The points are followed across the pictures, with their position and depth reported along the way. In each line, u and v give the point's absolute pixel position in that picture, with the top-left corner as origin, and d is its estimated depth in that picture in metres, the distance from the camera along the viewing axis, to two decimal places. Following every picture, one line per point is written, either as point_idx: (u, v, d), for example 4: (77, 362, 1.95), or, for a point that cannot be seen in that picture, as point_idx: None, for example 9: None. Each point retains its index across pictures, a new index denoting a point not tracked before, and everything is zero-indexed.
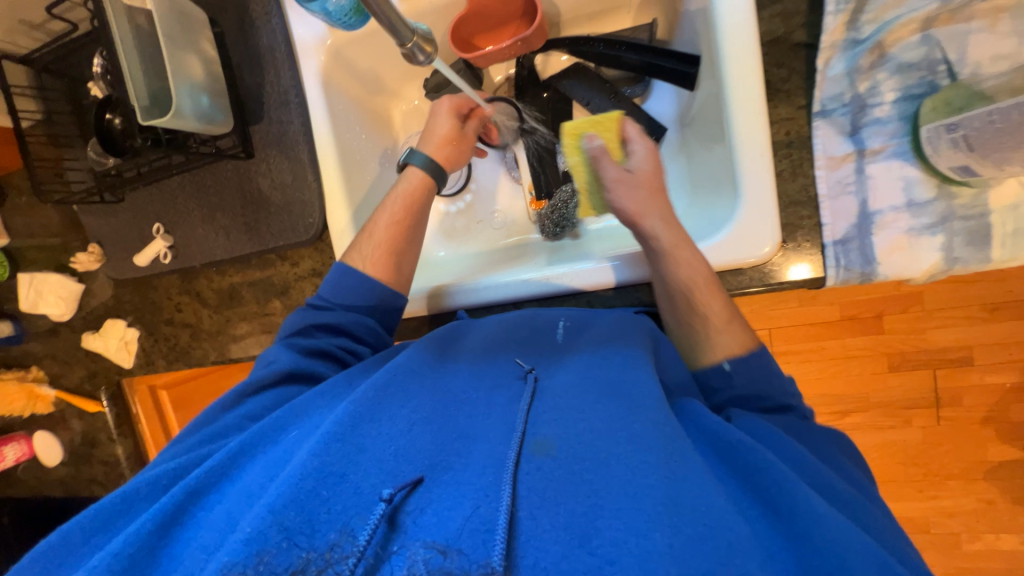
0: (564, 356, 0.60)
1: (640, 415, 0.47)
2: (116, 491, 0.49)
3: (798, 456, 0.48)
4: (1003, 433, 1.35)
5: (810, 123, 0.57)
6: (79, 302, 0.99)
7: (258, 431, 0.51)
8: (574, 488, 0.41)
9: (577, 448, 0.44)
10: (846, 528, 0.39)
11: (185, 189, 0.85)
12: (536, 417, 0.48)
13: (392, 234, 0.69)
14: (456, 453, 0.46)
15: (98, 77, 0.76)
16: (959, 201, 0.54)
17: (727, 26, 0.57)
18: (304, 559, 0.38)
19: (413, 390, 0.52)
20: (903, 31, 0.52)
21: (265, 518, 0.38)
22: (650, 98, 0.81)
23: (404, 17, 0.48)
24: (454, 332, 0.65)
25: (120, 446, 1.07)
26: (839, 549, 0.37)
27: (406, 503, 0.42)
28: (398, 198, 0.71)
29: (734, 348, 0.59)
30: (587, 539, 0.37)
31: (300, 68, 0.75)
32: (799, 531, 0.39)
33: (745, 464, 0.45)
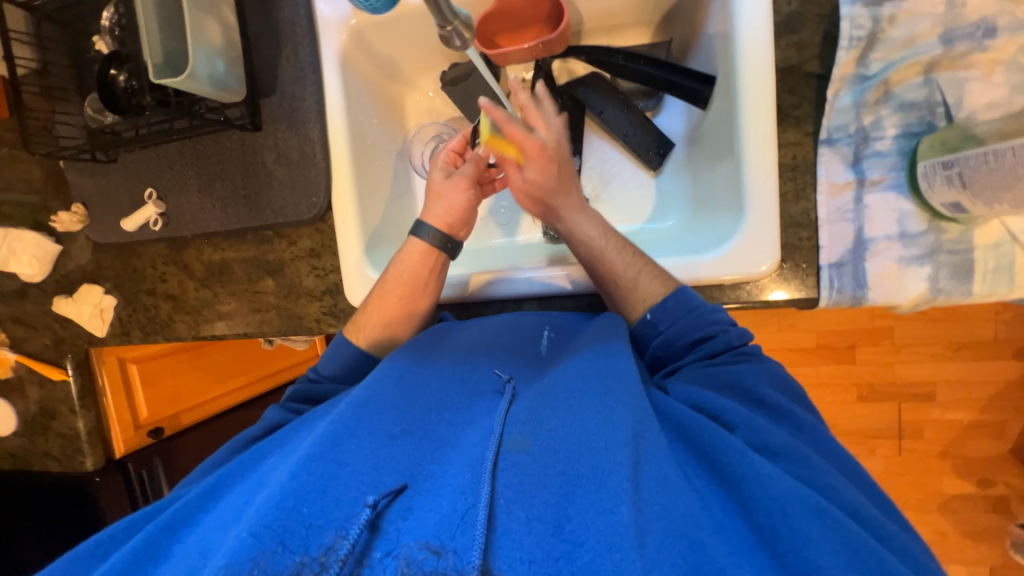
0: (544, 367, 0.63)
1: (604, 406, 0.49)
2: (120, 524, 0.54)
3: (746, 419, 0.52)
4: (958, 468, 1.41)
5: (816, 150, 0.60)
6: (54, 264, 0.94)
7: (234, 470, 0.55)
8: (549, 481, 0.43)
9: (549, 443, 0.46)
10: (783, 483, 0.44)
11: (184, 155, 0.82)
12: (512, 419, 0.51)
13: (390, 310, 0.72)
14: (435, 460, 0.48)
15: (105, 32, 0.75)
16: (947, 236, 0.57)
17: (746, 49, 0.59)
18: (299, 563, 0.39)
19: (395, 400, 0.55)
20: (908, 72, 0.55)
21: (254, 530, 0.40)
22: (661, 113, 0.84)
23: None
24: (433, 337, 0.69)
25: (81, 419, 0.99)
26: (778, 504, 0.42)
27: (389, 510, 0.43)
28: (400, 275, 0.72)
29: (655, 296, 0.64)
30: (560, 526, 0.40)
31: (319, 46, 0.75)
32: (744, 502, 0.44)
33: (696, 440, 0.50)
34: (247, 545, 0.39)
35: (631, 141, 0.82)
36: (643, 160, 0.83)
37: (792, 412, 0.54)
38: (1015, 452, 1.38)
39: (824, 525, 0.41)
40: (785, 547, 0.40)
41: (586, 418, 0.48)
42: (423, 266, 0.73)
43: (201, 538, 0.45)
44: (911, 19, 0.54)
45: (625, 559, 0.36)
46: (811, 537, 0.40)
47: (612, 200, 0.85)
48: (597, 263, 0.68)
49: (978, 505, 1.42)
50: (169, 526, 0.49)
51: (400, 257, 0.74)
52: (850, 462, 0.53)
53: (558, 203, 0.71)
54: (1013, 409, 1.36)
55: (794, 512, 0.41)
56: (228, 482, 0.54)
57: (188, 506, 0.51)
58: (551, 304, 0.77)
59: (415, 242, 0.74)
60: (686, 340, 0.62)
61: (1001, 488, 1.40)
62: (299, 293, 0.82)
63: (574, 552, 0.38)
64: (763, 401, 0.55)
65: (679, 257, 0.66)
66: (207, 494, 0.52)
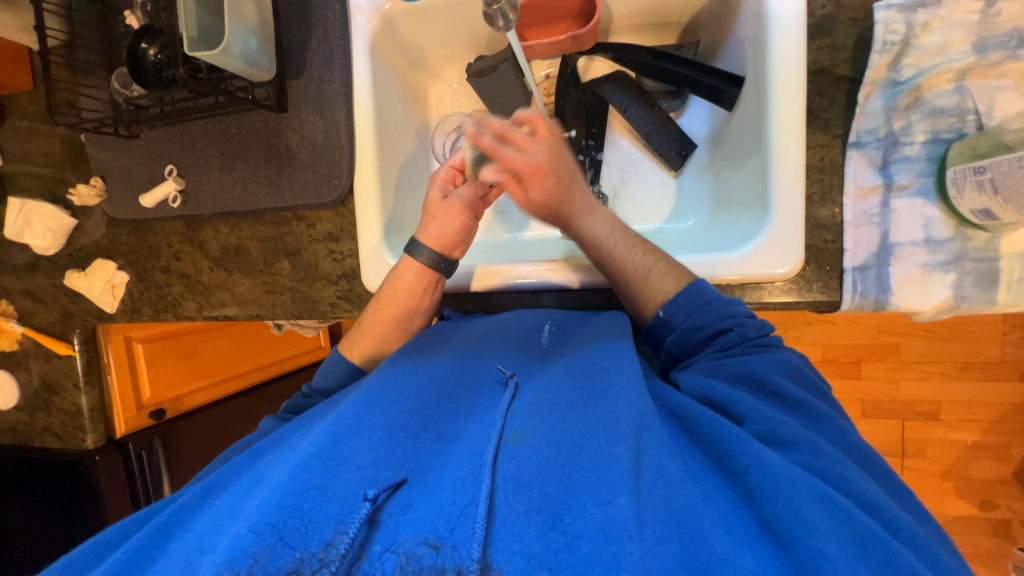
0: (546, 360, 0.62)
1: (603, 404, 0.50)
2: (105, 531, 0.51)
3: (757, 411, 0.51)
4: (960, 489, 1.40)
5: (844, 153, 0.60)
6: (68, 238, 0.93)
7: (233, 469, 0.53)
8: (549, 474, 0.42)
9: (549, 436, 0.46)
10: (790, 473, 0.43)
11: (207, 134, 0.82)
12: (513, 413, 0.50)
13: (385, 328, 0.72)
14: (435, 453, 0.47)
15: (138, 6, 0.75)
16: (973, 243, 0.57)
17: (779, 50, 0.60)
18: (298, 559, 0.36)
19: (394, 393, 0.54)
20: (940, 79, 0.56)
21: (253, 527, 0.37)
22: (685, 113, 0.84)
23: None
24: (432, 336, 0.69)
25: (84, 396, 0.99)
26: (785, 496, 0.41)
27: (388, 504, 0.41)
28: (395, 295, 0.72)
29: (667, 293, 0.63)
30: (559, 518, 0.39)
31: (350, 30, 0.75)
32: (750, 493, 0.43)
33: (703, 432, 0.49)
34: (244, 541, 0.37)
35: (652, 140, 0.82)
36: (664, 160, 0.83)
37: (810, 404, 0.52)
38: (1017, 475, 1.37)
39: (831, 515, 0.40)
40: (790, 536, 0.39)
41: (587, 411, 0.49)
42: (418, 285, 0.72)
43: (197, 535, 0.42)
44: (946, 26, 0.55)
45: (622, 550, 0.36)
46: (817, 527, 0.39)
47: (631, 199, 0.85)
48: (608, 266, 0.67)
49: (979, 527, 1.40)
50: (167, 527, 0.46)
51: (397, 277, 0.72)
52: (871, 455, 0.52)
53: (568, 211, 0.68)
54: (1016, 432, 1.35)
55: (801, 503, 0.40)
56: (226, 481, 0.51)
57: (186, 505, 0.48)
58: (568, 299, 0.77)
59: (410, 263, 0.72)
60: (702, 336, 0.61)
61: (1002, 511, 1.39)
62: (315, 276, 0.82)
63: (573, 544, 0.37)
64: (776, 391, 0.53)
65: (704, 255, 0.66)
66: (205, 494, 0.50)
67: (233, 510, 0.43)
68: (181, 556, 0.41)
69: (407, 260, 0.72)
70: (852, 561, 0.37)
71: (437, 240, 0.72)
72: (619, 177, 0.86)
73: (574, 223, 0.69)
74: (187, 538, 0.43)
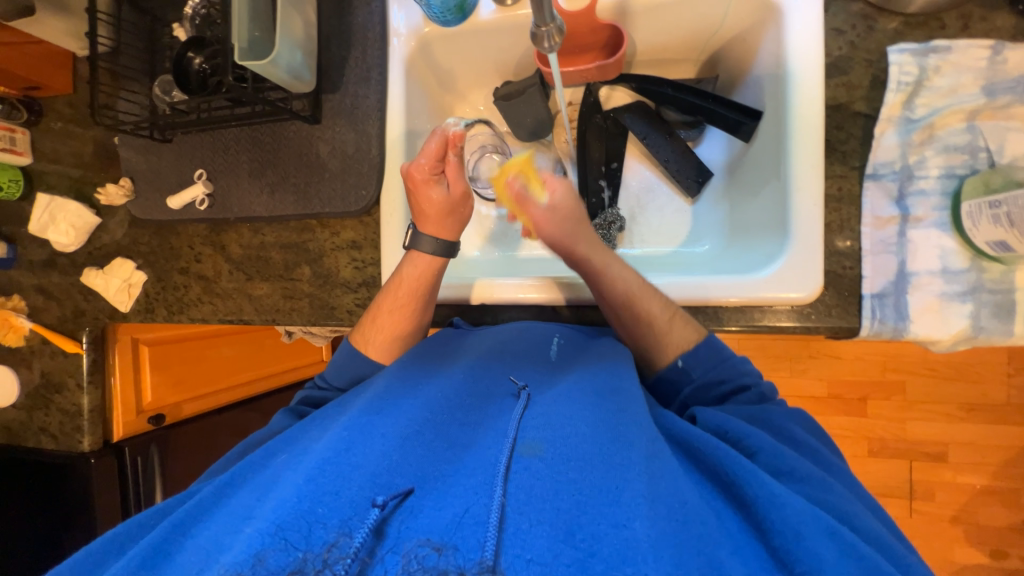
0: (556, 373, 0.61)
1: (619, 422, 0.49)
2: (109, 533, 0.49)
3: (767, 446, 0.50)
4: (971, 535, 1.36)
5: (862, 183, 0.62)
6: (90, 236, 0.94)
7: (248, 466, 0.51)
8: (562, 489, 0.41)
9: (562, 450, 0.45)
10: (796, 505, 0.42)
11: (240, 141, 0.84)
12: (526, 424, 0.49)
13: (397, 321, 0.71)
14: (448, 461, 0.46)
15: (188, 19, 0.79)
16: (989, 275, 0.58)
17: (801, 88, 0.63)
18: (302, 559, 0.35)
19: (408, 402, 0.53)
20: (951, 118, 0.60)
21: (267, 531, 0.37)
22: (702, 143, 0.87)
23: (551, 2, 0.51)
24: (445, 347, 0.69)
25: (86, 396, 0.97)
26: (793, 527, 0.40)
27: (396, 513, 0.40)
28: (402, 283, 0.72)
29: (688, 340, 0.63)
30: (572, 532, 0.38)
31: (388, 51, 0.79)
32: (760, 526, 0.42)
33: (705, 460, 0.49)
34: (256, 539, 0.37)
35: (671, 167, 0.85)
36: (681, 187, 0.86)
37: (817, 450, 0.54)
38: None
39: (838, 547, 0.40)
40: (801, 568, 0.38)
41: (602, 430, 0.47)
42: (428, 273, 0.72)
43: (210, 534, 0.41)
44: (956, 70, 0.59)
45: (637, 571, 0.34)
46: (825, 559, 0.38)
47: (647, 222, 0.87)
48: (629, 307, 0.64)
49: None
50: (185, 523, 0.45)
51: (407, 270, 0.72)
52: (874, 500, 0.52)
53: (582, 248, 0.66)
54: None
55: (815, 541, 0.39)
56: (242, 478, 0.50)
57: (197, 505, 0.46)
58: (588, 317, 0.77)
59: (421, 255, 0.72)
60: (720, 391, 0.61)
61: (1014, 561, 1.35)
62: (335, 283, 0.83)
63: (586, 560, 0.36)
64: (788, 435, 0.55)
65: (725, 276, 0.66)
66: (219, 493, 0.48)
67: (246, 512, 0.42)
68: (191, 558, 0.39)
69: (415, 253, 0.72)
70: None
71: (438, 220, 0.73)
72: (637, 202, 0.89)
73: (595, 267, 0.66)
74: (197, 538, 0.42)
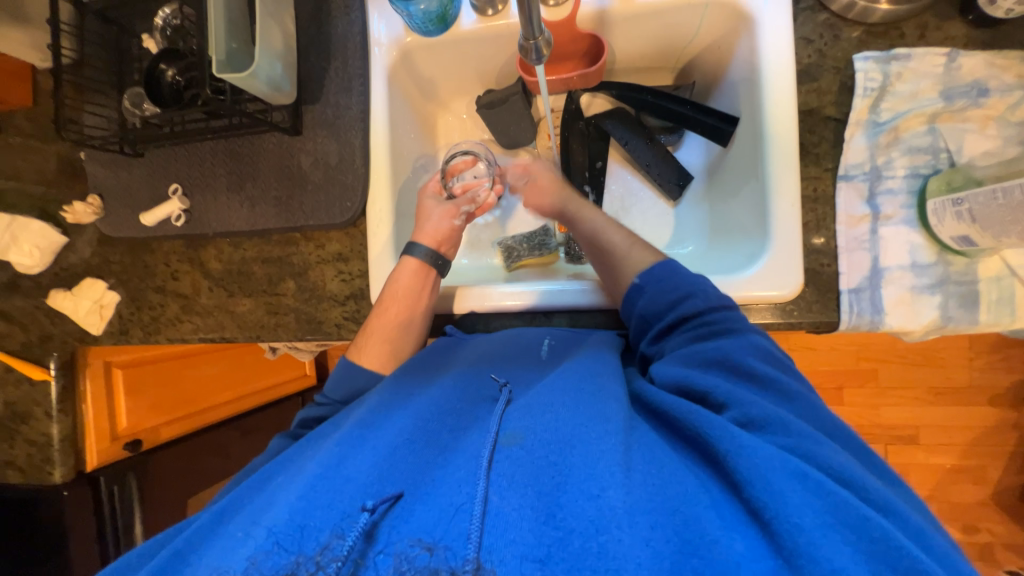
0: (546, 372, 0.61)
1: (592, 401, 0.50)
2: (113, 563, 0.48)
3: (737, 396, 0.50)
4: (944, 513, 1.43)
5: (835, 184, 0.65)
6: (56, 256, 0.90)
7: (248, 487, 0.50)
8: (541, 473, 0.42)
9: (540, 435, 0.45)
10: (766, 452, 0.41)
11: (217, 154, 0.82)
12: (506, 416, 0.49)
13: (386, 326, 0.71)
14: (438, 461, 0.46)
15: (159, 30, 0.77)
16: (955, 268, 0.62)
17: (774, 96, 0.66)
18: (295, 562, 0.36)
19: (397, 413, 0.53)
20: (914, 121, 0.63)
21: (264, 543, 0.38)
22: (682, 148, 0.90)
23: (541, 17, 0.51)
24: (437, 354, 0.68)
25: (56, 425, 0.92)
26: (763, 476, 0.40)
27: (386, 517, 0.40)
28: (394, 296, 0.72)
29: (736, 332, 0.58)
30: (552, 513, 0.38)
31: (369, 61, 0.79)
32: (732, 481, 0.42)
33: (681, 427, 0.49)
34: (253, 548, 0.38)
35: (653, 171, 0.87)
36: (664, 190, 0.88)
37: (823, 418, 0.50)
38: (997, 498, 1.41)
39: (809, 491, 0.39)
40: (770, 514, 0.37)
41: (580, 411, 0.48)
42: (415, 283, 0.74)
43: (209, 557, 0.40)
44: (917, 76, 0.63)
45: (609, 539, 0.36)
46: (792, 502, 0.38)
47: (632, 226, 0.89)
48: (680, 300, 0.62)
49: (965, 552, 1.43)
50: (186, 548, 0.43)
51: (394, 276, 0.74)
52: (842, 429, 0.50)
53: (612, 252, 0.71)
54: (990, 454, 1.41)
55: (781, 483, 0.39)
56: (238, 500, 0.48)
57: (195, 532, 0.45)
58: (581, 320, 0.76)
59: (407, 261, 0.75)
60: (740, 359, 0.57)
61: (984, 534, 1.42)
62: (321, 296, 0.81)
63: (564, 539, 0.36)
64: (750, 373, 0.53)
65: (712, 276, 0.68)
66: (218, 517, 0.46)
67: (245, 529, 0.41)
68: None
69: (404, 259, 0.75)
70: (835, 542, 0.35)
71: (432, 241, 0.77)
72: (621, 205, 0.90)
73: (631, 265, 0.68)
74: (197, 563, 0.41)
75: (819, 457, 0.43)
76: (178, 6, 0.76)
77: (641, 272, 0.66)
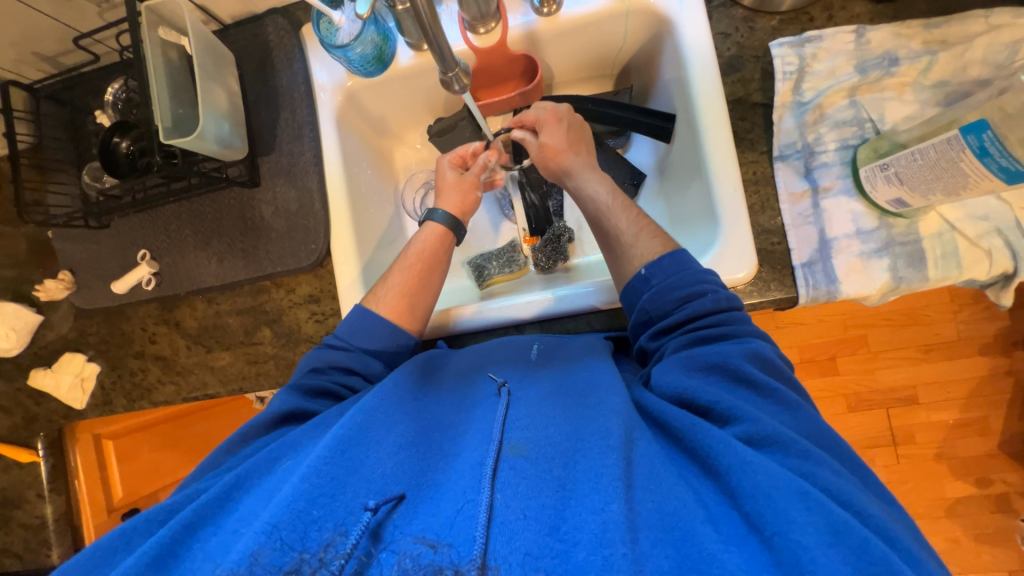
0: (535, 369, 0.62)
1: (596, 413, 0.50)
2: (117, 528, 0.47)
3: (742, 408, 0.49)
4: (954, 470, 1.43)
5: (772, 166, 0.68)
6: (33, 336, 0.90)
7: (254, 468, 0.49)
8: (546, 485, 0.42)
9: (546, 448, 0.45)
10: (769, 469, 0.41)
11: (180, 215, 0.83)
12: (511, 424, 0.49)
13: (409, 280, 0.73)
14: (440, 469, 0.47)
15: (109, 105, 0.80)
16: (897, 230, 0.64)
17: (702, 90, 0.68)
18: (298, 559, 0.37)
19: (401, 413, 0.52)
20: (835, 96, 0.66)
21: (265, 533, 0.38)
22: (631, 149, 0.93)
23: (452, 50, 0.53)
24: (435, 364, 0.65)
25: (50, 505, 0.91)
26: (764, 491, 0.40)
27: (389, 519, 0.41)
28: (417, 255, 0.76)
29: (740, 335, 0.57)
30: (557, 526, 0.39)
31: (316, 108, 0.81)
32: (732, 493, 0.42)
33: (683, 438, 0.49)
34: (253, 539, 0.38)
35: (606, 175, 0.90)
36: (620, 191, 0.90)
37: (824, 430, 0.50)
38: (1003, 447, 1.42)
39: (807, 506, 0.39)
40: (771, 530, 0.38)
41: (583, 426, 0.48)
42: (437, 244, 0.78)
43: (214, 547, 0.41)
44: (830, 54, 0.66)
45: (614, 552, 0.36)
46: (795, 519, 0.38)
47: None
48: (690, 298, 0.61)
49: (982, 506, 1.42)
50: (195, 522, 0.44)
51: (418, 238, 0.79)
52: (838, 441, 0.50)
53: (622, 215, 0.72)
54: (989, 404, 1.42)
55: (783, 499, 0.39)
56: (248, 479, 0.48)
57: (205, 506, 0.45)
58: (552, 327, 0.76)
59: (432, 225, 0.79)
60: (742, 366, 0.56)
61: (999, 485, 1.42)
62: (298, 339, 0.82)
63: (568, 552, 0.37)
64: (748, 380, 0.52)
65: None
66: (226, 493, 0.46)
67: (252, 518, 0.41)
68: (199, 568, 0.39)
69: (428, 222, 0.79)
70: (834, 559, 0.35)
71: (454, 207, 0.81)
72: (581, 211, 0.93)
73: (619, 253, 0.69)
74: (207, 547, 0.41)
75: (818, 476, 0.43)
76: (125, 80, 0.79)
77: (647, 263, 0.65)
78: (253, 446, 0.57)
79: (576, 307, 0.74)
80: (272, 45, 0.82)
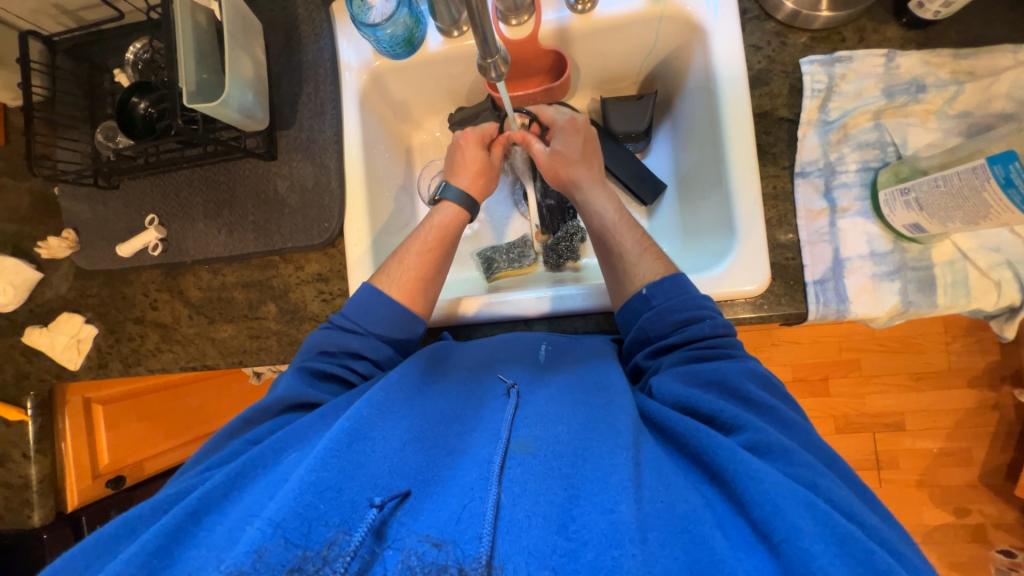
0: (544, 373, 0.61)
1: (605, 416, 0.49)
2: (117, 518, 0.46)
3: (744, 418, 0.50)
4: (935, 497, 1.45)
5: (793, 181, 0.68)
6: (31, 293, 0.88)
7: (258, 457, 0.49)
8: (553, 483, 0.42)
9: (553, 446, 0.45)
10: (774, 477, 0.42)
11: (193, 182, 0.82)
12: (518, 423, 0.49)
13: (422, 264, 0.73)
14: (447, 466, 0.47)
15: (130, 65, 0.78)
16: (910, 255, 0.65)
17: (731, 103, 0.68)
18: (301, 557, 0.36)
19: (406, 410, 0.52)
20: (861, 118, 0.67)
21: (268, 526, 0.37)
22: (650, 153, 0.93)
23: (496, 37, 0.53)
24: (438, 355, 0.65)
25: (34, 466, 0.89)
26: (771, 499, 0.40)
27: (394, 516, 0.41)
28: (431, 234, 0.76)
29: (739, 358, 0.58)
30: (564, 525, 0.39)
31: (340, 85, 0.81)
32: (738, 499, 0.42)
33: (686, 443, 0.49)
34: (257, 534, 0.37)
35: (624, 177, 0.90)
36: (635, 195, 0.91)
37: (824, 447, 0.50)
38: (983, 479, 1.44)
39: (814, 516, 0.39)
40: (778, 537, 0.38)
41: (591, 425, 0.48)
42: (452, 225, 0.78)
43: (216, 538, 0.40)
44: (860, 76, 0.67)
45: (623, 553, 0.35)
46: (801, 527, 0.38)
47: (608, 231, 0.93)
48: (692, 319, 0.61)
49: (959, 536, 1.45)
50: (196, 513, 0.43)
51: (435, 216, 0.78)
52: (839, 460, 0.50)
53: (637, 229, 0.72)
54: (974, 436, 1.44)
55: (791, 508, 0.39)
56: (251, 471, 0.47)
57: (210, 492, 0.44)
58: (561, 325, 0.75)
59: (447, 207, 0.79)
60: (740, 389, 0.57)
61: (976, 516, 1.44)
62: (303, 317, 0.81)
63: (577, 550, 0.37)
64: (746, 398, 0.53)
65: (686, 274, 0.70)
66: (231, 481, 0.46)
67: (257, 509, 0.41)
68: (202, 557, 0.38)
69: (442, 203, 0.79)
70: (838, 568, 0.36)
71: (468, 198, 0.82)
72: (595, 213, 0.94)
73: (628, 260, 0.69)
74: (209, 536, 0.41)
75: (822, 487, 0.43)
76: (149, 41, 0.78)
77: (648, 283, 0.65)
78: (253, 435, 0.56)
79: (586, 307, 0.73)
80: (300, 18, 0.82)
